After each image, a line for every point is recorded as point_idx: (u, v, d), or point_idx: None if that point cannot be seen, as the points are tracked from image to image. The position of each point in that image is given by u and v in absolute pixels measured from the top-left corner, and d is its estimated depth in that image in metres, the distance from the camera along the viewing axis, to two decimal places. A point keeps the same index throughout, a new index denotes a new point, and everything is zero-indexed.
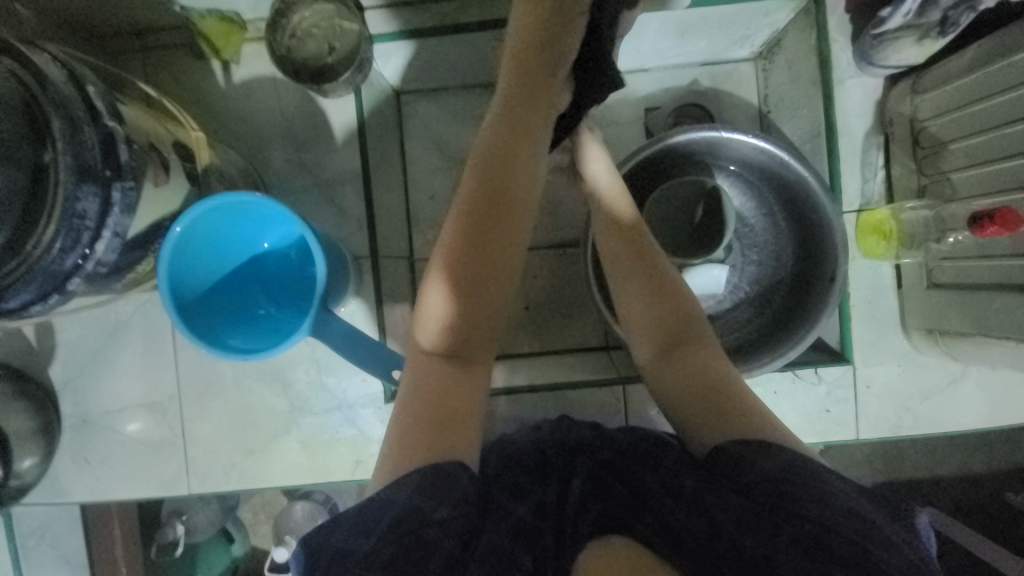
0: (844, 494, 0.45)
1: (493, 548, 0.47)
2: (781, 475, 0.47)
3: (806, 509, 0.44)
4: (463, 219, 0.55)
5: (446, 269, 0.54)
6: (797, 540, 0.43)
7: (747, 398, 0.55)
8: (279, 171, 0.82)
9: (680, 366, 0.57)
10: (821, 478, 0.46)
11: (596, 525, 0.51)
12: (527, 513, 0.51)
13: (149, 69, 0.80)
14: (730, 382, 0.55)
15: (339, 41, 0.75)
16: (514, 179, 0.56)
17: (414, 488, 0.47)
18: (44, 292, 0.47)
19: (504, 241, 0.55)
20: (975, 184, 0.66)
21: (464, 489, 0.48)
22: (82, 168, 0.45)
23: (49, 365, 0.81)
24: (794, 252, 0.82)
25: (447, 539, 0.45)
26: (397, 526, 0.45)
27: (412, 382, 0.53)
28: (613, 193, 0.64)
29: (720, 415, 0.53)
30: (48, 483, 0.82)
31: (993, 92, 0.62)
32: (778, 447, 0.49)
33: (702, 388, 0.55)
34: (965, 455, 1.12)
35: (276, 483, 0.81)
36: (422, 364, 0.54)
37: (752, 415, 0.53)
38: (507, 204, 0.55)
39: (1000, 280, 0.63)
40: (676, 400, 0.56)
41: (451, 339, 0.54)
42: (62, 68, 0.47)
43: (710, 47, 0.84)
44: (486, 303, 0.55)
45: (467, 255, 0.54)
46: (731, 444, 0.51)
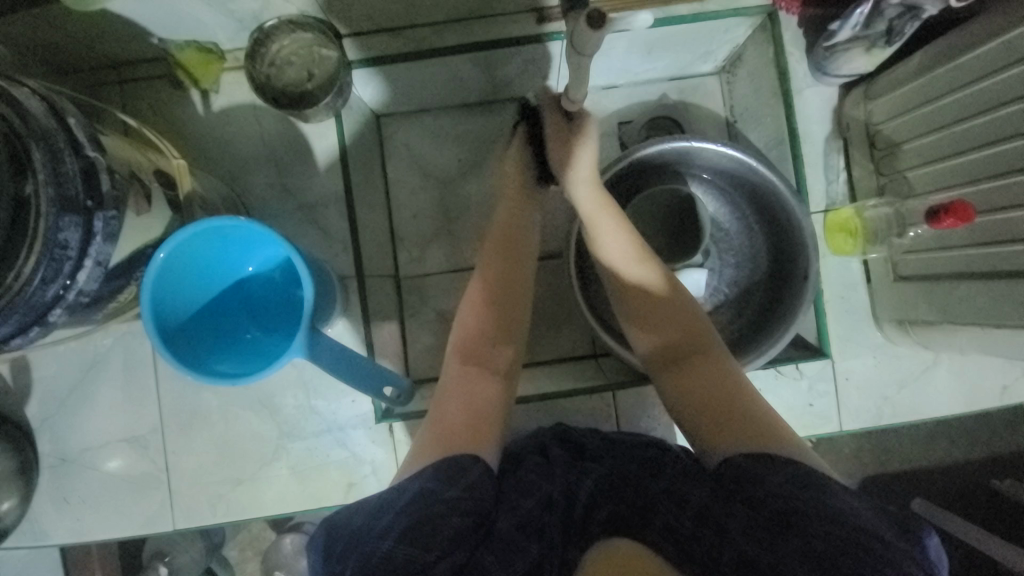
0: (854, 513, 0.46)
1: (504, 541, 0.48)
2: (791, 492, 0.48)
3: (814, 527, 0.45)
4: (486, 256, 0.64)
5: (474, 299, 0.63)
6: (803, 554, 0.44)
7: (756, 408, 0.55)
8: (261, 196, 0.82)
9: (686, 377, 0.59)
10: (831, 496, 0.47)
11: (606, 525, 0.51)
12: (535, 507, 0.50)
13: (127, 101, 0.80)
14: (739, 392, 0.57)
15: (317, 67, 0.77)
16: (519, 221, 0.67)
17: (430, 475, 0.51)
18: (25, 324, 0.46)
19: (518, 271, 0.64)
20: (930, 180, 0.70)
21: (479, 475, 0.51)
22: (63, 199, 0.45)
23: (25, 403, 0.78)
24: (769, 253, 0.86)
25: (456, 516, 0.48)
26: (412, 505, 0.48)
27: (452, 393, 0.59)
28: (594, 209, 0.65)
29: (729, 424, 0.55)
30: (24, 528, 0.79)
31: (938, 94, 0.67)
32: (792, 465, 0.50)
33: (710, 398, 0.57)
34: (946, 444, 1.15)
35: (266, 512, 0.79)
36: (460, 377, 0.60)
37: (764, 428, 0.53)
38: (512, 243, 0.65)
39: (961, 269, 0.66)
40: (684, 410, 0.58)
41: (481, 352, 0.61)
42: (42, 101, 0.47)
43: (676, 63, 0.88)
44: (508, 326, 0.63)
45: (488, 287, 0.63)
46: (738, 457, 0.52)
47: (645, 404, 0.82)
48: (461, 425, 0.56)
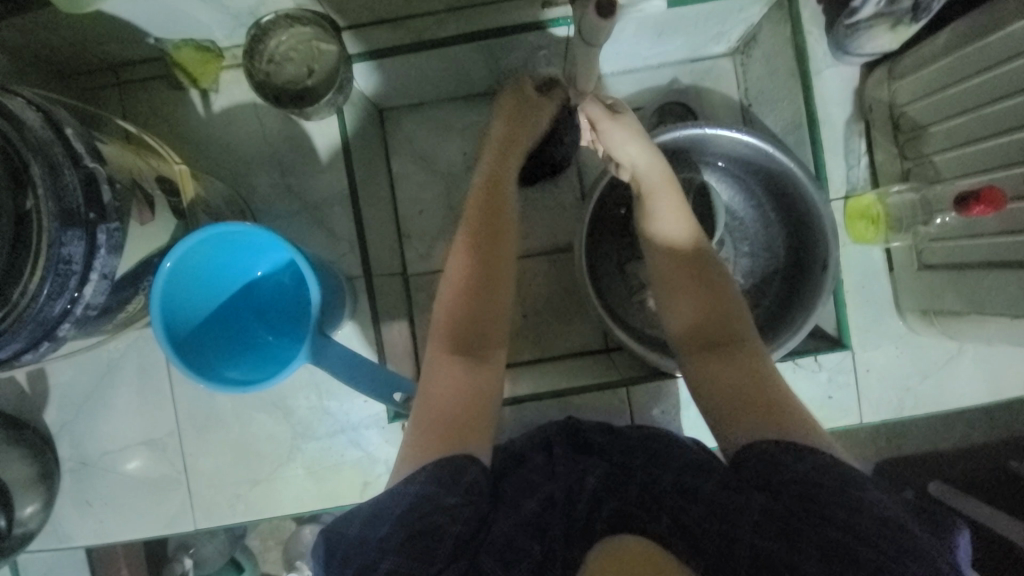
0: (878, 502, 0.44)
1: (502, 542, 0.47)
2: (813, 478, 0.46)
3: (834, 514, 0.44)
4: (468, 237, 0.63)
5: (458, 280, 0.61)
6: (820, 545, 0.43)
7: (784, 395, 0.54)
8: (266, 197, 0.81)
9: (718, 359, 0.57)
10: (854, 484, 0.45)
11: (609, 522, 0.49)
12: (536, 507, 0.50)
13: (129, 104, 0.79)
14: (769, 380, 0.55)
15: (318, 62, 0.74)
16: (501, 204, 0.65)
17: (426, 480, 0.49)
18: (33, 341, 0.46)
19: (502, 258, 0.62)
20: (958, 165, 0.67)
21: (474, 476, 0.50)
22: (65, 213, 0.44)
23: (43, 409, 0.79)
24: (786, 242, 0.83)
25: (454, 524, 0.46)
26: (407, 517, 0.46)
27: (433, 382, 0.57)
28: (652, 185, 0.67)
29: (758, 411, 0.53)
30: (51, 529, 0.81)
31: (967, 74, 0.63)
32: (813, 452, 0.48)
33: (739, 383, 0.55)
34: (966, 428, 1.13)
35: (282, 512, 0.80)
36: (444, 365, 0.58)
37: (791, 417, 0.52)
38: (501, 225, 0.64)
39: (990, 258, 0.63)
40: (714, 394, 0.56)
41: (463, 343, 0.59)
42: (38, 111, 0.46)
43: (688, 46, 0.85)
44: (493, 313, 0.61)
45: (471, 272, 0.61)
46: (765, 443, 0.50)
47: (659, 398, 0.80)
48: (456, 416, 0.54)
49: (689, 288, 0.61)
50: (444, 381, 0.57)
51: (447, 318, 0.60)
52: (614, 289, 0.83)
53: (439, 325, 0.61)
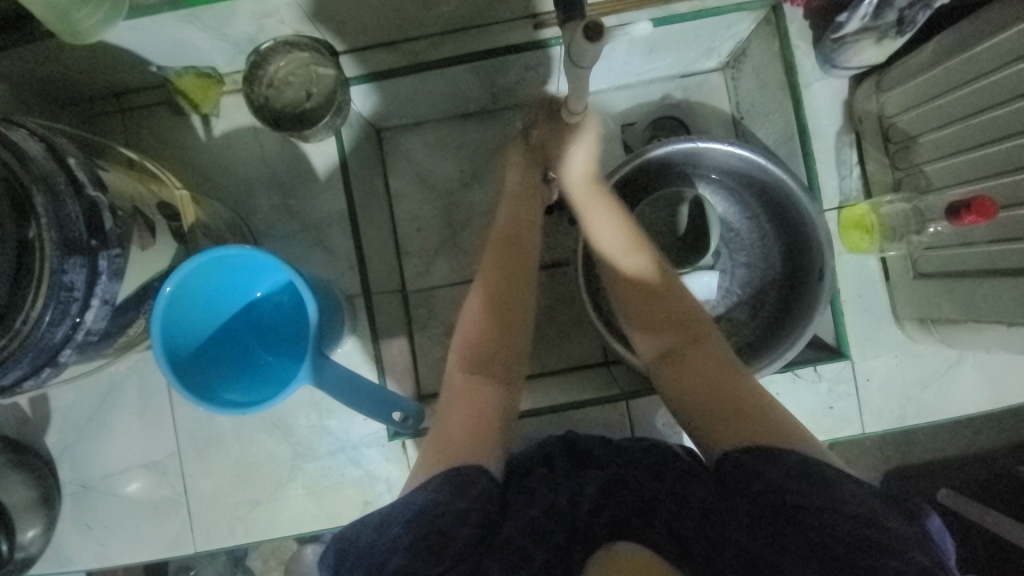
0: (855, 499, 0.45)
1: (507, 545, 0.46)
2: (791, 484, 0.47)
3: (813, 517, 0.45)
4: (494, 254, 0.63)
5: (483, 300, 0.61)
6: (806, 547, 0.44)
7: (760, 402, 0.54)
8: (265, 218, 0.82)
9: (682, 371, 0.58)
10: (831, 486, 0.46)
11: (610, 527, 0.49)
12: (541, 513, 0.49)
13: (131, 129, 0.81)
14: (736, 388, 0.55)
15: (315, 86, 0.76)
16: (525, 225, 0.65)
17: (438, 483, 0.50)
18: (35, 367, 0.46)
19: (526, 276, 0.62)
20: (949, 175, 0.68)
21: (485, 486, 0.50)
22: (67, 241, 0.45)
23: (44, 433, 0.79)
24: (782, 253, 0.83)
25: (464, 528, 0.47)
26: (417, 519, 0.47)
27: (454, 397, 0.58)
28: (583, 197, 0.64)
29: (730, 421, 0.53)
30: (50, 554, 0.80)
31: (954, 85, 0.64)
32: (783, 454, 0.49)
33: (706, 394, 0.55)
34: (973, 434, 1.12)
35: (283, 533, 0.79)
36: (465, 383, 0.58)
37: (770, 422, 0.52)
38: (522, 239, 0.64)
39: (984, 266, 0.64)
40: (684, 405, 0.57)
41: (484, 362, 0.59)
42: (40, 142, 0.47)
43: (679, 61, 0.87)
44: (515, 333, 0.61)
45: (493, 291, 0.61)
46: (738, 449, 0.51)
47: (659, 411, 0.80)
48: (468, 433, 0.55)
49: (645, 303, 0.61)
50: (462, 397, 0.58)
51: (468, 335, 0.61)
52: None
53: (462, 343, 0.61)
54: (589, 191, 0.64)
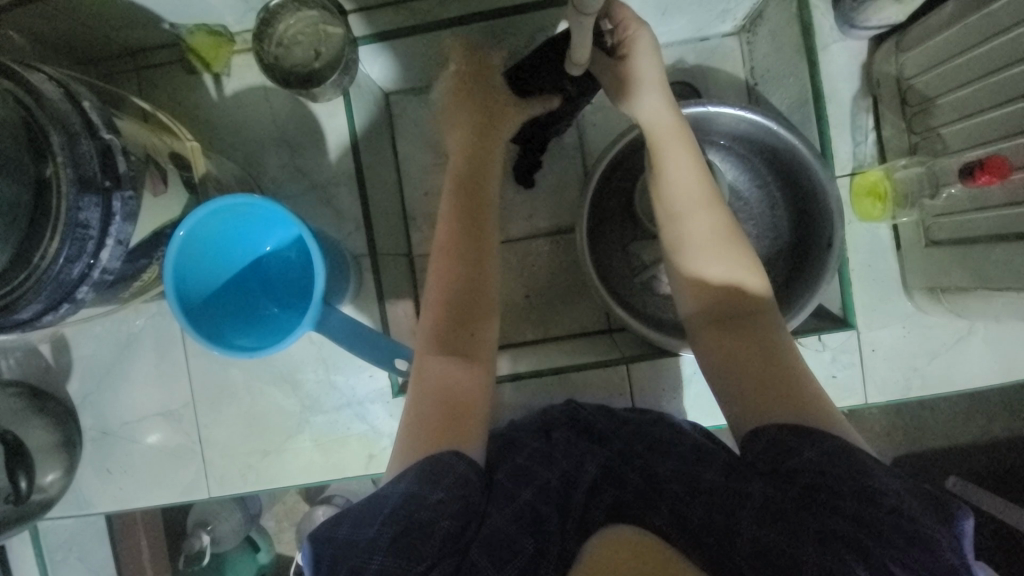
0: (888, 490, 0.44)
1: (494, 534, 0.48)
2: (826, 467, 0.46)
3: (843, 503, 0.44)
4: (447, 219, 0.63)
5: (442, 269, 0.61)
6: (830, 533, 0.43)
7: (800, 371, 0.54)
8: (275, 178, 0.84)
9: (728, 335, 0.57)
10: (865, 473, 0.45)
11: (607, 512, 0.51)
12: (532, 497, 0.52)
13: (146, 87, 0.82)
14: (780, 353, 0.55)
15: (323, 45, 0.76)
16: (483, 190, 0.64)
17: (414, 475, 0.50)
18: (54, 302, 0.48)
19: (487, 251, 0.62)
20: (965, 137, 0.66)
21: (462, 472, 0.51)
22: (83, 179, 0.47)
23: (67, 381, 0.84)
24: (791, 222, 0.82)
25: (444, 518, 0.48)
26: (396, 515, 0.47)
27: (426, 377, 0.57)
28: (663, 137, 0.63)
29: (771, 393, 0.52)
30: (73, 496, 0.85)
31: (975, 43, 0.62)
32: (824, 436, 0.48)
33: (753, 360, 0.54)
34: (987, 420, 1.10)
35: (292, 482, 0.83)
36: (433, 362, 0.58)
37: (805, 396, 0.52)
38: (480, 211, 0.63)
39: (996, 230, 0.62)
40: (727, 373, 0.55)
41: (455, 335, 0.59)
42: (57, 85, 0.48)
43: (692, 24, 0.84)
44: (479, 305, 0.60)
45: (455, 260, 0.61)
46: (771, 428, 0.50)
47: (660, 377, 0.81)
48: (455, 403, 0.56)
49: (705, 263, 0.59)
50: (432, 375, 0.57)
51: (435, 310, 0.60)
52: (616, 269, 0.84)
53: (426, 319, 0.60)
54: (669, 133, 0.62)
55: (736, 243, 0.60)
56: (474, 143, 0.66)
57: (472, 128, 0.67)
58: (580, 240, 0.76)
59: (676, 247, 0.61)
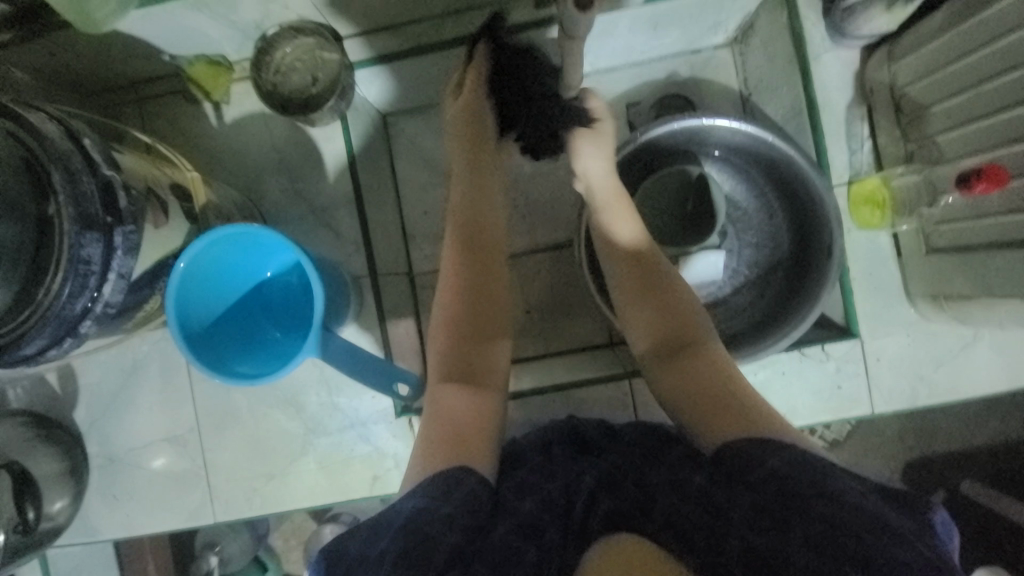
0: (854, 490, 0.44)
1: (498, 545, 0.46)
2: (790, 473, 0.46)
3: (816, 507, 0.43)
4: (451, 260, 0.65)
5: (447, 306, 0.63)
6: (812, 537, 0.42)
7: (748, 395, 0.56)
8: (276, 202, 0.85)
9: (679, 365, 0.59)
10: (827, 473, 0.45)
11: (607, 521, 0.49)
12: (534, 508, 0.50)
13: (149, 117, 0.84)
14: (729, 378, 0.57)
15: (321, 71, 0.78)
16: (487, 227, 0.66)
17: (422, 494, 0.50)
18: (57, 337, 0.49)
19: (494, 284, 0.65)
20: (960, 145, 0.66)
21: (471, 488, 0.51)
22: (84, 217, 0.47)
23: (74, 409, 0.84)
24: (790, 231, 0.82)
25: (452, 532, 0.46)
26: (406, 528, 0.46)
27: (434, 407, 0.59)
28: (605, 199, 0.69)
29: (725, 411, 0.55)
30: (81, 523, 0.85)
31: (968, 50, 0.62)
32: (784, 448, 0.49)
33: (704, 382, 0.57)
34: (999, 422, 1.08)
35: (297, 505, 0.82)
36: (443, 390, 0.60)
37: (757, 410, 0.54)
38: (484, 250, 0.65)
39: (996, 238, 0.62)
40: (683, 401, 0.58)
41: (460, 366, 0.61)
42: (59, 125, 0.49)
43: (684, 37, 0.85)
44: (486, 339, 0.63)
45: (460, 296, 0.63)
46: (737, 441, 0.51)
47: None
48: (460, 430, 0.56)
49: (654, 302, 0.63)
50: (441, 405, 0.58)
51: (443, 346, 0.62)
52: None
53: (435, 355, 0.63)
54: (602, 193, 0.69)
55: (679, 285, 0.64)
56: (477, 177, 0.68)
57: (470, 169, 0.68)
58: (581, 261, 0.76)
59: (626, 291, 0.65)
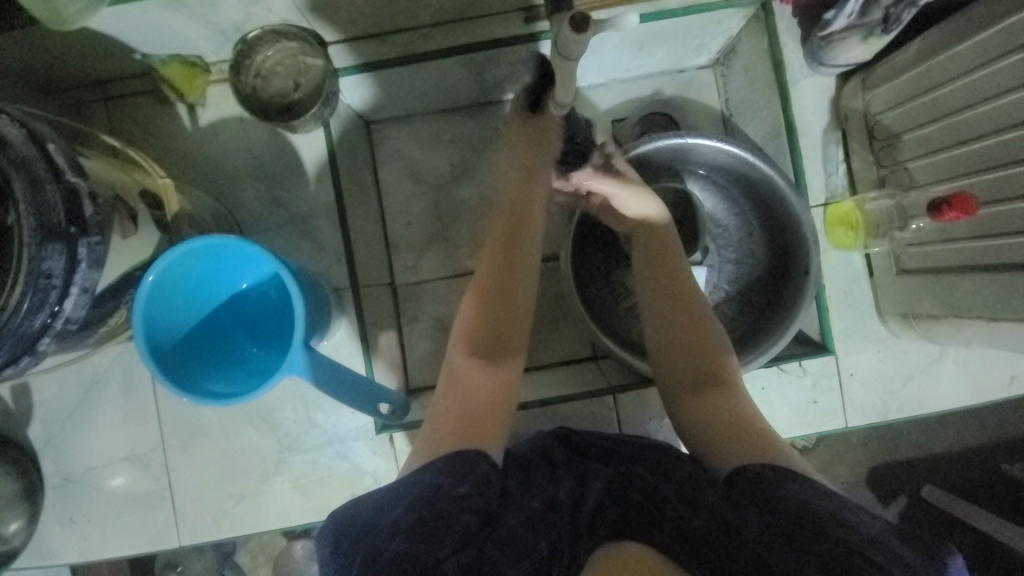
0: (870, 525, 0.45)
1: (510, 535, 0.47)
2: (809, 501, 0.47)
3: (830, 533, 0.45)
4: (492, 247, 0.64)
5: (482, 293, 0.62)
6: (822, 561, 0.43)
7: (761, 426, 0.57)
8: (253, 210, 0.81)
9: (693, 387, 0.61)
10: (845, 508, 0.47)
11: (614, 526, 0.49)
12: (543, 505, 0.50)
13: (116, 118, 0.79)
14: (743, 409, 0.58)
15: (303, 76, 0.75)
16: (530, 217, 0.65)
17: (440, 468, 0.50)
18: (13, 356, 0.45)
19: (527, 272, 0.64)
20: (930, 171, 0.69)
21: (484, 472, 0.51)
22: (46, 227, 0.44)
23: (25, 426, 0.78)
24: (768, 250, 0.84)
25: (465, 512, 0.47)
26: (420, 501, 0.48)
27: (454, 381, 0.59)
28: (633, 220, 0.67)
29: (735, 437, 0.56)
30: (31, 549, 0.79)
31: (939, 82, 0.65)
32: (803, 478, 0.50)
33: (716, 409, 0.58)
34: (957, 430, 1.14)
35: (270, 526, 0.79)
36: (465, 367, 0.60)
37: (768, 441, 0.55)
38: (521, 239, 0.64)
39: (965, 261, 0.65)
40: (693, 422, 0.59)
41: (486, 347, 0.60)
42: (21, 127, 0.46)
43: (668, 57, 0.86)
44: (511, 325, 0.62)
45: (494, 280, 0.62)
46: (753, 467, 0.52)
47: (646, 405, 0.81)
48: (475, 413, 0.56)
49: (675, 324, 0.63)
50: (457, 385, 0.59)
51: (471, 327, 0.61)
52: (601, 298, 0.84)
53: (460, 331, 0.62)
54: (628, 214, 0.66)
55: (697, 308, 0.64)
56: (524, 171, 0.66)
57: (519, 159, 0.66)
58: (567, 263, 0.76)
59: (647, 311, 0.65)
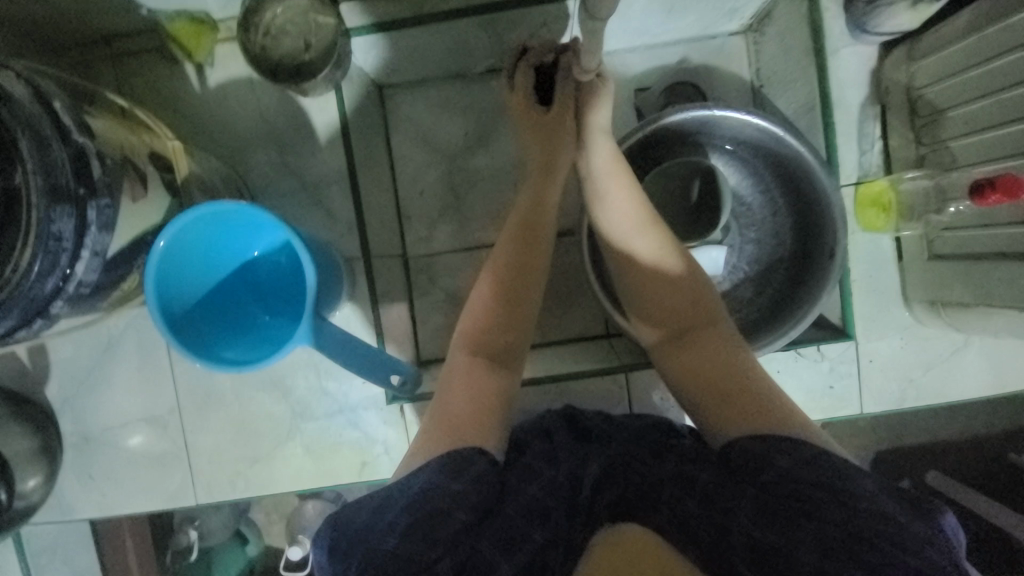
0: (869, 494, 0.44)
1: (507, 526, 0.47)
2: (803, 474, 0.46)
3: (827, 511, 0.44)
4: (501, 242, 0.63)
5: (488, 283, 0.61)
6: (819, 542, 0.43)
7: (763, 383, 0.55)
8: (263, 175, 0.80)
9: (686, 352, 0.59)
10: (842, 477, 0.45)
11: (613, 509, 0.50)
12: (540, 492, 0.50)
13: (124, 77, 0.77)
14: (742, 365, 0.56)
15: (315, 36, 0.71)
16: (544, 204, 0.64)
17: (437, 467, 0.50)
18: (26, 318, 0.45)
19: (537, 254, 0.62)
20: (973, 152, 0.65)
21: (482, 468, 0.50)
22: (54, 188, 0.43)
23: (45, 385, 0.80)
24: (793, 230, 0.81)
25: (461, 511, 0.47)
26: (416, 503, 0.47)
27: (453, 375, 0.58)
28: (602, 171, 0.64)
29: (731, 400, 0.54)
30: (55, 501, 0.82)
31: (991, 55, 0.60)
32: (797, 445, 0.48)
33: (710, 371, 0.57)
34: (969, 418, 1.12)
35: (283, 489, 0.81)
36: (466, 362, 0.58)
37: (770, 403, 0.53)
38: (533, 233, 0.63)
39: (1001, 248, 0.62)
40: (689, 390, 0.58)
41: (491, 342, 0.59)
42: (26, 83, 0.44)
43: (698, 22, 0.81)
44: (518, 319, 0.61)
45: (500, 274, 0.61)
46: (743, 438, 0.51)
47: (657, 384, 0.80)
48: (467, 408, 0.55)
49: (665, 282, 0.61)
50: (458, 382, 0.57)
51: (474, 318, 0.60)
52: None
53: (464, 328, 0.61)
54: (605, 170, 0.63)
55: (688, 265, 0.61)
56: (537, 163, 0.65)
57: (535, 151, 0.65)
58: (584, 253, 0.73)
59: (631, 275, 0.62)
